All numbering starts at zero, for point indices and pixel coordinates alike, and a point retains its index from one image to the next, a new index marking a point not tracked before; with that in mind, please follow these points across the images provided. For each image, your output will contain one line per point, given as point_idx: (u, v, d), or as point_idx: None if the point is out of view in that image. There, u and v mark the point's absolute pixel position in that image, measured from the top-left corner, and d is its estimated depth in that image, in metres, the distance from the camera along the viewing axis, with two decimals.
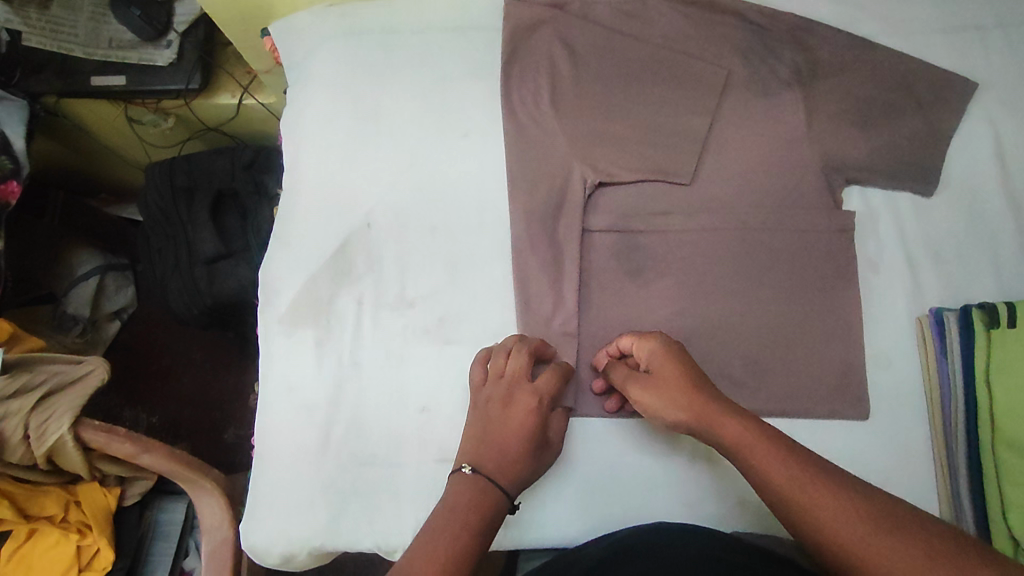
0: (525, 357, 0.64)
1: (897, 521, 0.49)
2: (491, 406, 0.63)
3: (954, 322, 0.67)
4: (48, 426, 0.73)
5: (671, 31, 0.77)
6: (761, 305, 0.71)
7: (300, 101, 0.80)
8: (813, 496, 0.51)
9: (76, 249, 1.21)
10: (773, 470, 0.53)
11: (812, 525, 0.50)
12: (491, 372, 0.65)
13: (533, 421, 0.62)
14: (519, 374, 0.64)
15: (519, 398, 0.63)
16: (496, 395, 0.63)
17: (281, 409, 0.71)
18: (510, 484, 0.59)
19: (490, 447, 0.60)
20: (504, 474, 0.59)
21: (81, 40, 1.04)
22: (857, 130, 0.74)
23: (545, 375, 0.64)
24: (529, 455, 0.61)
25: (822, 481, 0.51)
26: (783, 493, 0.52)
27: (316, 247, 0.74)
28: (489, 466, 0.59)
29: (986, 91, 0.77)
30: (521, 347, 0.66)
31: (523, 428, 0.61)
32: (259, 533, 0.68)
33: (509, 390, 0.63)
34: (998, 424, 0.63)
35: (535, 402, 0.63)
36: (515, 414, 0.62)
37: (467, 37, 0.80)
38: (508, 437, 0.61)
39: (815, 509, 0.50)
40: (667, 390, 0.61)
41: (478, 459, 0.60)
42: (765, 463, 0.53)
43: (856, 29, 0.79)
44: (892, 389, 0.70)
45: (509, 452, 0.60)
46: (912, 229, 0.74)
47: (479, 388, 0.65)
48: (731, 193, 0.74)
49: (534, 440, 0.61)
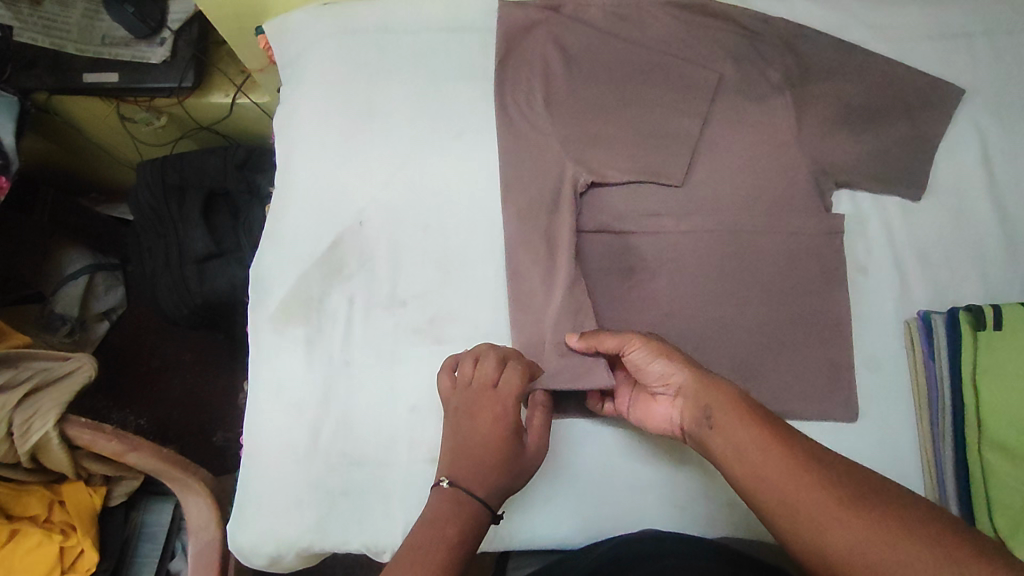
0: (490, 363, 0.62)
1: (880, 512, 0.47)
2: (460, 415, 0.61)
3: (941, 324, 0.68)
4: (33, 423, 0.72)
5: (665, 34, 0.78)
6: (751, 308, 0.71)
7: (294, 100, 0.80)
8: (813, 506, 0.49)
9: (65, 249, 1.20)
10: (756, 460, 0.52)
11: (813, 533, 0.48)
12: (460, 380, 0.63)
13: (503, 427, 0.60)
14: (485, 382, 0.62)
15: (487, 406, 0.60)
16: (463, 402, 0.61)
17: (270, 409, 0.70)
18: (489, 495, 0.58)
19: (463, 458, 0.59)
20: (481, 486, 0.58)
21: (74, 37, 1.04)
22: (846, 135, 0.74)
23: (508, 375, 0.62)
24: (506, 464, 0.59)
25: (805, 476, 0.50)
26: (762, 487, 0.51)
27: (308, 245, 0.73)
28: (466, 478, 0.58)
29: (972, 98, 0.78)
30: (487, 354, 0.63)
31: (494, 435, 0.59)
32: (246, 533, 0.68)
33: (474, 399, 0.61)
34: (984, 425, 0.64)
35: (503, 410, 0.60)
36: (482, 421, 0.60)
37: (461, 38, 0.80)
38: (479, 446, 0.59)
39: (816, 516, 0.48)
40: (667, 348, 0.61)
41: (455, 471, 0.59)
42: (747, 453, 0.53)
43: (846, 35, 0.80)
44: (880, 391, 0.70)
45: (482, 460, 0.59)
46: (899, 232, 0.74)
47: (449, 396, 0.63)
48: (721, 196, 0.74)
49: (506, 447, 0.59)
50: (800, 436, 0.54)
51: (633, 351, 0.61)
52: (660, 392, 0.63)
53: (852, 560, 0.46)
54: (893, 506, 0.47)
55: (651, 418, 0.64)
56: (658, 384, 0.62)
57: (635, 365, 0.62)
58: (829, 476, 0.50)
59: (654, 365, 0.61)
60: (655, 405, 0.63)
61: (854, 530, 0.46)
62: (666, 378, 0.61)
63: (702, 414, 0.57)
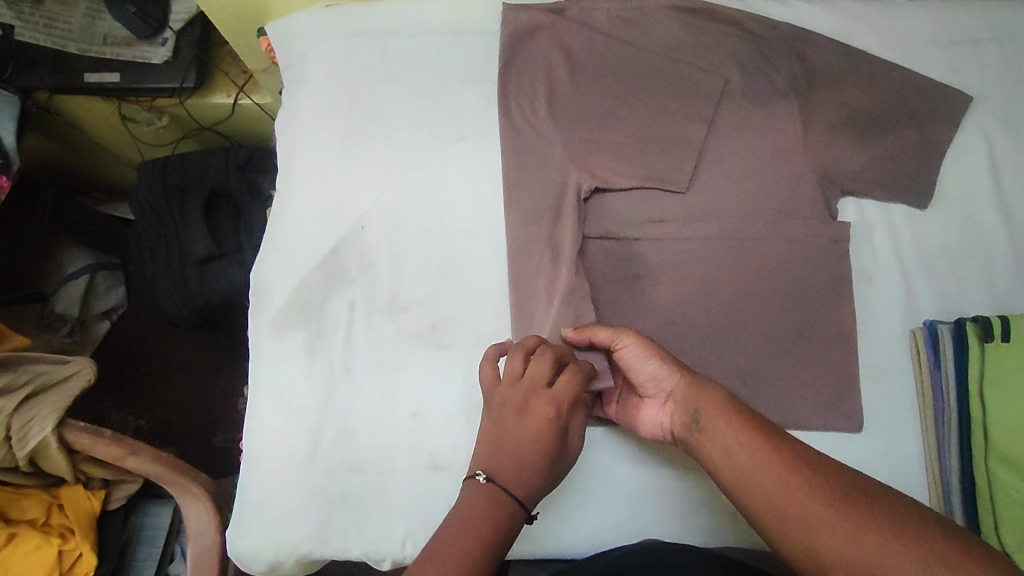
0: (547, 363, 0.61)
1: (875, 524, 0.46)
2: (507, 411, 0.61)
3: (947, 334, 0.67)
4: (31, 428, 0.72)
5: (670, 39, 0.77)
6: (755, 316, 0.71)
7: (296, 102, 0.79)
8: (807, 518, 0.48)
9: (65, 247, 1.19)
10: (744, 462, 0.52)
11: (808, 545, 0.47)
12: (510, 375, 0.62)
13: (551, 431, 0.59)
14: (539, 382, 0.61)
15: (536, 406, 0.60)
16: (512, 399, 0.61)
17: (270, 414, 0.70)
18: (524, 494, 0.58)
19: (505, 457, 0.59)
20: (519, 487, 0.58)
21: (75, 36, 1.03)
22: (853, 142, 0.74)
23: (564, 379, 0.61)
24: (546, 468, 0.59)
25: (798, 484, 0.50)
26: (751, 490, 0.51)
27: (309, 248, 0.73)
28: (504, 476, 0.58)
29: (980, 105, 0.77)
30: (544, 351, 0.62)
31: (540, 438, 0.59)
32: (244, 540, 0.67)
33: (527, 399, 0.60)
34: (992, 439, 0.63)
35: (555, 414, 0.60)
36: (530, 422, 0.60)
37: (464, 41, 0.80)
38: (523, 445, 0.59)
39: (812, 528, 0.48)
40: (658, 352, 0.61)
41: (493, 467, 0.59)
42: (735, 454, 0.53)
43: (852, 40, 0.79)
44: (885, 401, 0.70)
45: (524, 459, 0.59)
46: (906, 240, 0.74)
47: (493, 388, 0.62)
48: (726, 202, 0.74)
49: (550, 450, 0.59)
50: (791, 438, 0.54)
51: (625, 348, 0.61)
52: (649, 394, 0.62)
53: (842, 564, 0.46)
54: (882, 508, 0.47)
55: (640, 422, 0.63)
56: (647, 386, 0.61)
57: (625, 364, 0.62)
58: (817, 477, 0.50)
59: (645, 366, 0.61)
60: (646, 408, 0.63)
61: (843, 534, 0.46)
62: (657, 380, 0.60)
63: (692, 418, 0.57)
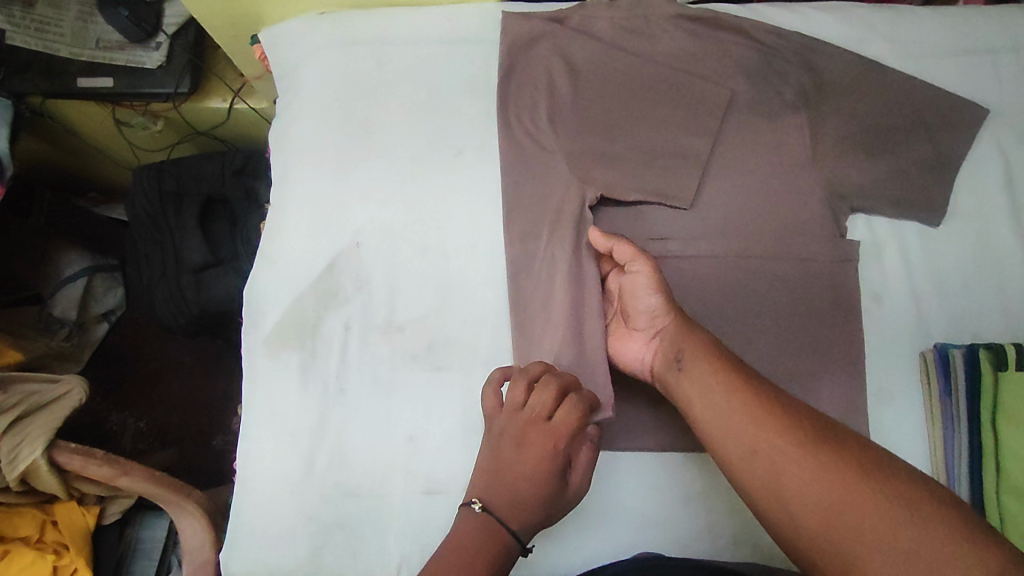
0: (551, 396, 0.60)
1: (842, 463, 0.47)
2: (505, 441, 0.60)
3: (960, 360, 0.65)
4: (21, 450, 0.72)
5: (675, 49, 0.75)
6: (762, 337, 0.69)
7: (290, 113, 0.77)
8: (775, 453, 0.49)
9: (64, 249, 1.17)
10: (720, 401, 0.53)
11: (773, 480, 0.49)
12: (509, 403, 0.61)
13: (549, 465, 0.59)
14: (539, 414, 0.60)
15: (534, 439, 0.60)
16: (510, 430, 0.60)
17: (263, 434, 0.69)
18: (520, 526, 0.58)
19: (500, 486, 0.59)
20: (515, 519, 0.58)
21: (67, 40, 1.01)
22: (863, 157, 0.71)
23: (565, 413, 0.59)
24: (544, 502, 0.59)
25: (771, 421, 0.51)
26: (723, 428, 0.52)
27: (303, 266, 0.71)
28: (501, 506, 0.58)
29: (996, 118, 0.75)
30: (550, 381, 0.61)
31: (537, 471, 0.59)
32: (238, 563, 0.66)
33: (525, 429, 0.60)
34: (1005, 470, 0.62)
35: (553, 448, 0.59)
36: (528, 455, 0.59)
37: (463, 50, 0.77)
38: (519, 477, 0.59)
39: (779, 466, 0.49)
40: (665, 291, 0.61)
41: (489, 496, 0.59)
42: (712, 392, 0.54)
43: (863, 50, 0.76)
44: (895, 425, 0.68)
45: (519, 491, 0.59)
46: (917, 259, 0.71)
47: (494, 415, 0.62)
48: (732, 218, 0.72)
49: (546, 485, 0.58)
50: (768, 383, 0.54)
51: (637, 274, 0.62)
52: (639, 328, 0.64)
53: (804, 502, 0.47)
54: (853, 452, 0.48)
55: (620, 351, 0.65)
56: (641, 318, 0.63)
57: (629, 288, 0.63)
58: (791, 417, 0.51)
59: (647, 296, 0.61)
60: (631, 340, 0.64)
61: (808, 473, 0.47)
62: (651, 314, 0.62)
63: (673, 355, 0.58)
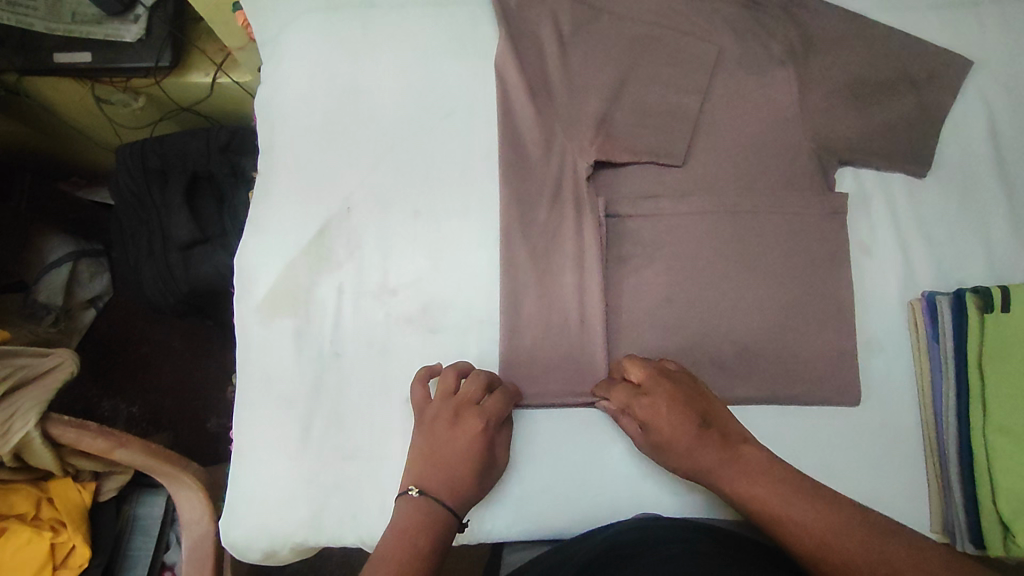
0: (478, 382, 0.64)
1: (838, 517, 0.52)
2: (438, 425, 0.62)
3: (946, 305, 0.67)
4: (12, 424, 0.71)
5: (662, 6, 0.74)
6: (755, 290, 0.69)
7: (276, 79, 0.76)
8: (778, 506, 0.54)
9: (45, 235, 1.15)
10: (782, 513, 0.54)
11: (778, 525, 0.53)
12: (439, 392, 0.64)
13: (480, 445, 0.61)
14: (470, 397, 0.63)
15: (465, 421, 0.62)
16: (444, 413, 0.62)
17: (261, 403, 0.68)
18: (457, 503, 0.60)
19: (435, 468, 0.60)
20: (451, 495, 0.59)
21: (42, 14, 0.98)
22: (852, 110, 0.71)
23: (493, 397, 0.63)
24: (477, 477, 0.61)
25: (776, 483, 0.55)
26: (803, 539, 0.52)
27: (293, 234, 0.71)
28: (436, 488, 0.59)
29: (980, 70, 0.75)
30: (478, 373, 0.65)
31: (468, 450, 0.61)
32: (238, 529, 0.67)
33: (457, 411, 0.62)
34: (990, 410, 0.64)
35: (483, 428, 0.62)
36: (459, 437, 0.61)
37: (449, 12, 0.76)
38: (452, 458, 0.60)
39: (785, 516, 0.53)
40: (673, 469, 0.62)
41: (424, 481, 0.60)
42: (768, 507, 0.55)
43: (850, 5, 0.77)
44: (881, 375, 0.69)
45: (453, 472, 0.60)
46: (905, 211, 0.72)
47: (423, 407, 0.64)
48: (722, 175, 0.72)
49: (478, 460, 0.61)
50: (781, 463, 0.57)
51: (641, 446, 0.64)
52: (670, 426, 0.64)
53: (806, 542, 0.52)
54: (902, 547, 0.50)
55: None
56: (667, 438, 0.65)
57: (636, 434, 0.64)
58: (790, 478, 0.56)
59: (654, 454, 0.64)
60: None
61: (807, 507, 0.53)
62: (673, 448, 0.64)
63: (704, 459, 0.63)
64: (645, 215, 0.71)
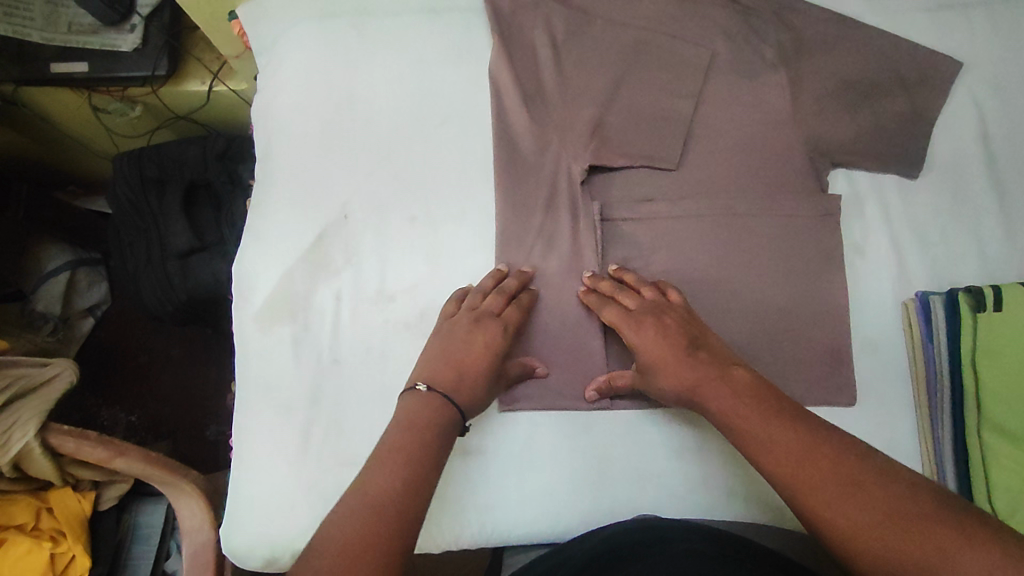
0: (502, 295, 0.65)
1: (844, 471, 0.51)
2: (458, 328, 0.63)
3: (940, 304, 0.67)
4: (12, 433, 0.72)
5: (655, 11, 0.75)
6: (750, 291, 0.70)
7: (271, 88, 0.77)
8: (782, 450, 0.54)
9: (43, 245, 1.15)
10: (781, 450, 0.54)
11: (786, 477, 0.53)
12: (464, 304, 0.65)
13: (496, 351, 0.62)
14: (494, 306, 0.65)
15: (486, 326, 0.63)
16: (466, 318, 0.64)
17: (261, 409, 0.69)
18: (465, 403, 0.60)
19: (446, 366, 0.61)
20: (460, 395, 0.60)
21: (38, 25, 0.99)
22: (844, 112, 0.72)
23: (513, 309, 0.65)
24: (489, 379, 0.62)
25: (778, 423, 0.55)
26: (808, 491, 0.51)
27: (291, 240, 0.71)
28: (444, 385, 0.60)
29: (970, 71, 0.76)
30: (500, 287, 0.66)
31: (486, 349, 0.62)
32: (239, 537, 0.67)
33: (479, 317, 0.64)
34: (985, 410, 0.64)
35: (503, 332, 0.63)
36: (477, 339, 0.62)
37: (444, 19, 0.77)
38: (468, 357, 0.61)
39: (795, 470, 0.53)
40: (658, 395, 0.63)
41: (433, 378, 0.60)
42: (767, 443, 0.55)
43: (841, 8, 0.77)
44: (876, 375, 0.70)
45: (464, 372, 0.61)
46: (897, 212, 0.73)
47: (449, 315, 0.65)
48: (717, 178, 0.73)
49: (493, 363, 0.62)
50: (783, 399, 0.58)
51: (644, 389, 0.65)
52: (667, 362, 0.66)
53: (809, 492, 0.51)
54: (909, 495, 0.49)
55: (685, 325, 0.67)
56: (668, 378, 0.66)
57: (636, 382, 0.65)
58: (796, 420, 0.56)
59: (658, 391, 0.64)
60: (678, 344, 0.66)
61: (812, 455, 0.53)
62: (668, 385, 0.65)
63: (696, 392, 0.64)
64: (641, 218, 0.71)
